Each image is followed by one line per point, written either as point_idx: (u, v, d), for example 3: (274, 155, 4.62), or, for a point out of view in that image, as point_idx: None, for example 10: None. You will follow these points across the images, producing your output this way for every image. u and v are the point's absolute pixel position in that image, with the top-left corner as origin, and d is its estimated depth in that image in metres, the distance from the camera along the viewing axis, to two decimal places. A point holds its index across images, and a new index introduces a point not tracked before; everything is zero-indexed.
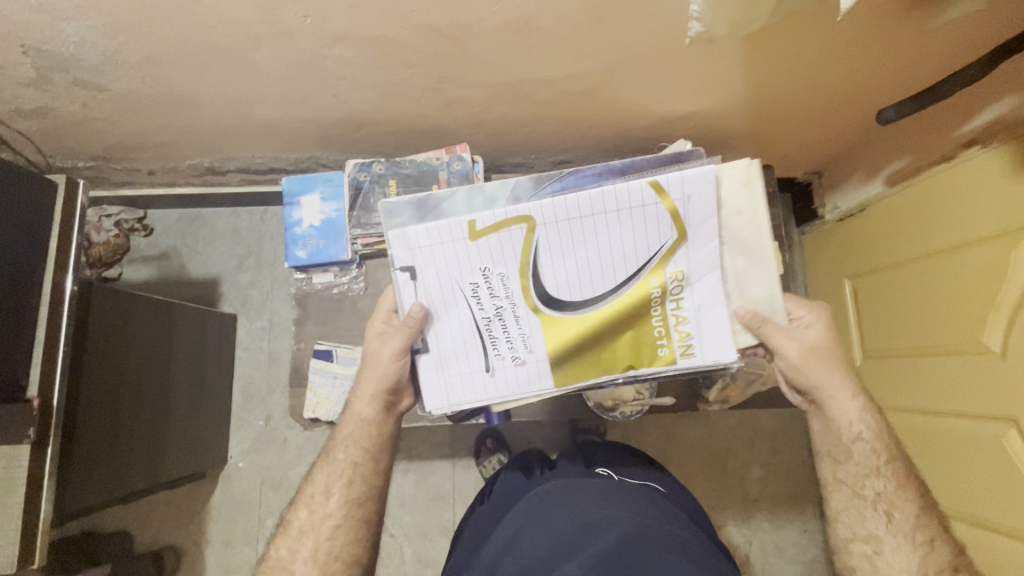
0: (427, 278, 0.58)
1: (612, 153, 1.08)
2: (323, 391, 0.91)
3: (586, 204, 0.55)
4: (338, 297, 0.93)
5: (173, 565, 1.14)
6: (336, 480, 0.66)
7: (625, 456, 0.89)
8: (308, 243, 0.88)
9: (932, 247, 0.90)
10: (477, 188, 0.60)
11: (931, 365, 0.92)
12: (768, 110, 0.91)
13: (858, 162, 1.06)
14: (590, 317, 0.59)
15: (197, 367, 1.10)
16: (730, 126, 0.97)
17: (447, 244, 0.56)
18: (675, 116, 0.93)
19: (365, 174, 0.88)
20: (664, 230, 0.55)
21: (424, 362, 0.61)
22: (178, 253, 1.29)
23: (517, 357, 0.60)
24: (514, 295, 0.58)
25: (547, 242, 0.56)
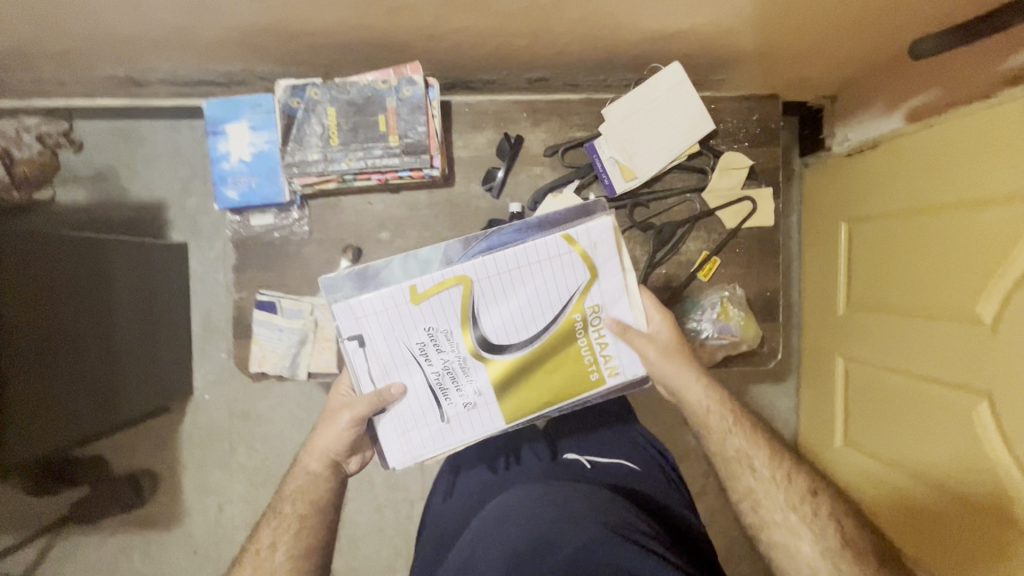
0: (374, 342, 0.66)
1: (597, 70, 0.92)
2: (270, 345, 0.81)
3: (511, 259, 0.66)
4: (278, 242, 0.83)
5: (150, 487, 1.18)
6: (283, 535, 0.69)
7: (594, 430, 0.88)
8: (239, 182, 0.78)
9: (941, 203, 0.81)
10: (412, 256, 0.68)
11: (912, 329, 0.87)
12: (789, 25, 0.76)
13: (877, 90, 0.93)
14: (524, 356, 0.69)
15: (147, 303, 1.05)
16: (738, 42, 0.82)
17: (392, 309, 0.65)
18: (670, 32, 0.78)
19: (298, 101, 0.75)
20: (579, 272, 0.68)
21: (382, 422, 0.69)
22: (115, 173, 1.16)
23: (468, 401, 0.69)
24: (459, 348, 0.68)
25: (483, 295, 0.66)
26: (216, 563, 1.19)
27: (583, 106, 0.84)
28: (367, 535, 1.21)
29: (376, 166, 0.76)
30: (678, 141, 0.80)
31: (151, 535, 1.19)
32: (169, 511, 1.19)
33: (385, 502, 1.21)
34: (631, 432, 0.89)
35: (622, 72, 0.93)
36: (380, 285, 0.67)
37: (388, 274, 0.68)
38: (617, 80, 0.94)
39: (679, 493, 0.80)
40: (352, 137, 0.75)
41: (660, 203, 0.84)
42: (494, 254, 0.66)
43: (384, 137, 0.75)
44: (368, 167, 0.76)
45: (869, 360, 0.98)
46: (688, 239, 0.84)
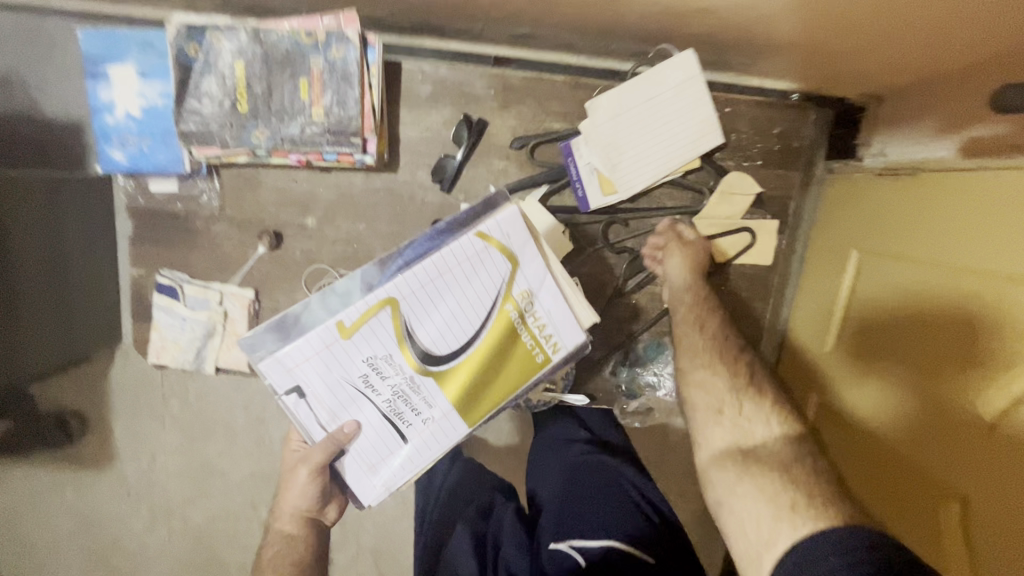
0: (314, 389, 0.55)
1: (597, 35, 0.73)
2: (171, 334, 0.73)
3: (431, 270, 0.55)
4: (183, 214, 0.74)
5: (79, 428, 1.14)
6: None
7: (570, 491, 0.75)
8: (126, 143, 0.64)
9: (966, 265, 0.66)
10: (329, 290, 0.56)
11: (891, 384, 0.77)
12: (849, 10, 0.58)
13: (931, 103, 0.77)
14: (467, 365, 0.59)
15: (50, 247, 0.94)
16: (779, 22, 0.63)
17: (323, 352, 0.54)
18: (691, 7, 0.61)
19: (195, 49, 0.59)
20: (499, 265, 0.58)
21: (347, 462, 0.60)
22: (21, 80, 0.95)
23: (426, 416, 0.59)
24: (403, 370, 0.57)
25: (414, 312, 0.56)
26: (149, 506, 1.18)
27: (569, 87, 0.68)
28: None
29: (294, 144, 0.61)
30: (675, 152, 0.78)
31: (82, 473, 1.16)
32: (100, 452, 1.15)
33: None
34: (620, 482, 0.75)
35: (628, 42, 0.74)
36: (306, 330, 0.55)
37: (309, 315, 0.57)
38: (621, 47, 0.76)
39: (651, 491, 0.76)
40: (264, 104, 0.60)
41: (637, 224, 0.87)
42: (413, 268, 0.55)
43: (306, 108, 0.60)
44: (283, 145, 0.61)
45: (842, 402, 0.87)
46: None
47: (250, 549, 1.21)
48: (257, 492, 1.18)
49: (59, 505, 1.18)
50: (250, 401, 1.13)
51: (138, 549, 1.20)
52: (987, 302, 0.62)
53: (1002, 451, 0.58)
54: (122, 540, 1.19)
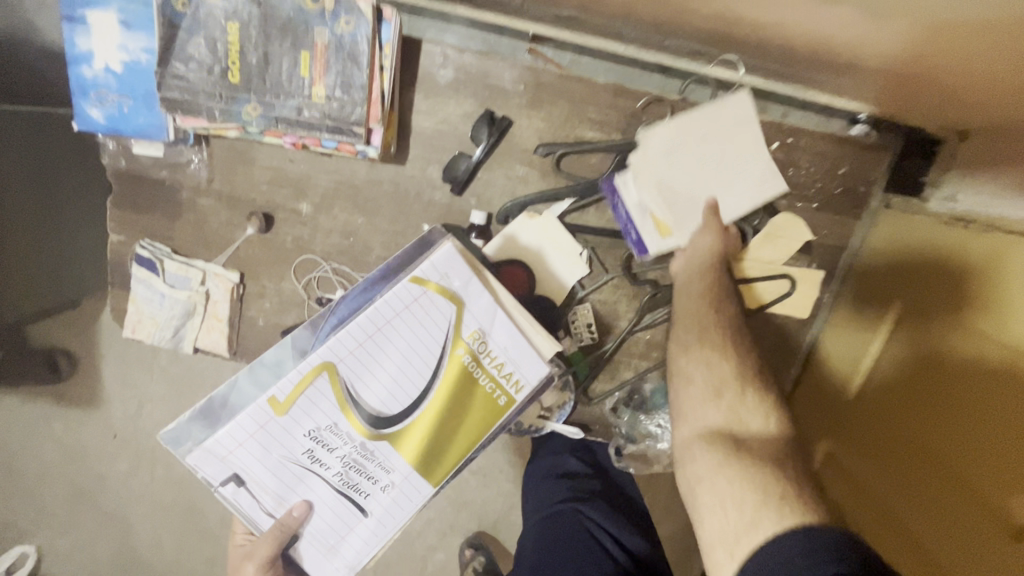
0: (255, 475, 0.52)
1: (655, 29, 0.64)
2: (148, 310, 0.70)
3: (366, 325, 0.52)
4: (168, 182, 0.70)
5: (67, 367, 1.13)
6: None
7: (541, 548, 0.73)
8: (105, 100, 0.63)
9: (993, 353, 0.60)
10: (256, 362, 0.52)
11: (893, 467, 0.73)
12: (952, 37, 0.49)
13: (999, 151, 0.69)
14: (421, 423, 0.55)
15: (41, 189, 0.88)
16: (876, 44, 0.54)
17: (259, 433, 0.50)
18: (764, 17, 0.52)
19: (184, 3, 0.58)
20: (443, 308, 0.54)
21: (303, 547, 0.55)
22: None
23: (383, 483, 0.55)
24: (352, 438, 0.53)
25: (355, 373, 0.52)
26: (135, 451, 1.19)
27: None
28: None
29: (293, 123, 0.63)
30: (744, 191, 0.72)
31: (70, 411, 1.16)
32: (86, 394, 1.14)
33: None
34: (588, 531, 0.72)
35: (689, 41, 0.65)
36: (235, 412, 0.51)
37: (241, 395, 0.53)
38: (677, 45, 0.66)
39: (622, 522, 0.75)
40: (264, 80, 0.61)
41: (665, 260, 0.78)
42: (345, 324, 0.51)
43: (305, 87, 0.62)
44: (278, 125, 0.63)
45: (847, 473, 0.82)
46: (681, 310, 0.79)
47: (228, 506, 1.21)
48: None
49: (47, 437, 1.19)
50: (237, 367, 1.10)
51: (120, 488, 1.22)
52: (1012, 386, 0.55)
53: None
54: (107, 477, 1.21)
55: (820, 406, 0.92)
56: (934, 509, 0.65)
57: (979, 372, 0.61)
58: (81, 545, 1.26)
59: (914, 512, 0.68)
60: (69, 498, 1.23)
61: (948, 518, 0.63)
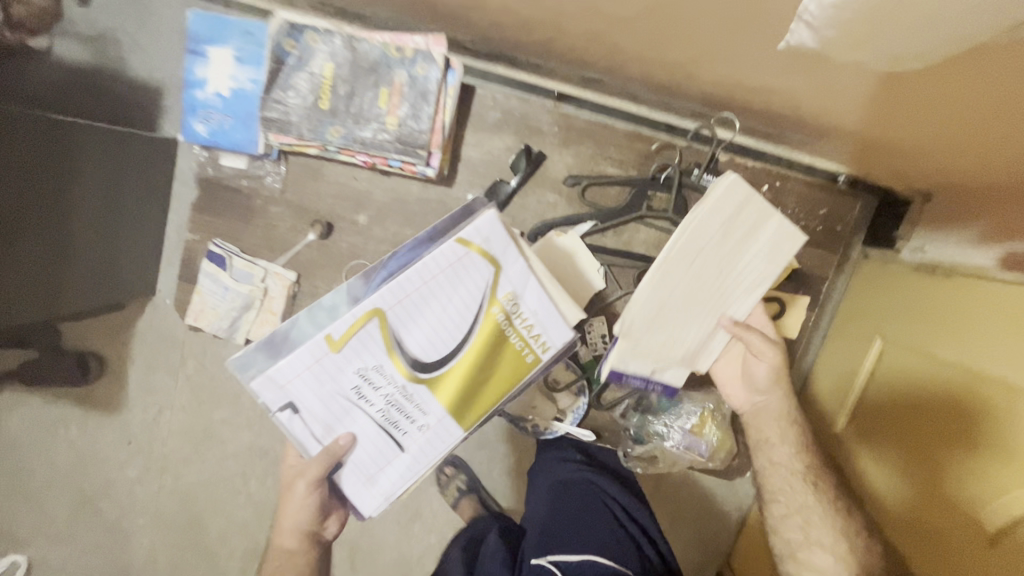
0: (307, 405, 0.57)
1: (665, 93, 0.78)
2: (212, 301, 0.78)
3: (414, 276, 0.57)
4: (245, 192, 0.79)
5: (96, 370, 1.18)
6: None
7: (553, 509, 0.79)
8: (210, 118, 0.70)
9: (966, 372, 0.71)
10: (315, 306, 0.57)
11: (900, 484, 0.80)
12: (888, 115, 0.63)
13: (952, 211, 0.83)
14: (456, 372, 0.60)
15: (113, 199, 0.98)
16: (844, 107, 0.63)
17: (314, 367, 0.55)
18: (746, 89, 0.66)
19: (292, 45, 0.66)
20: (482, 269, 0.59)
21: (344, 478, 0.61)
22: (116, 41, 1.05)
23: (420, 425, 0.61)
24: (395, 379, 0.58)
25: (401, 320, 0.57)
26: (147, 459, 1.21)
27: None
28: None
29: (367, 145, 0.68)
30: (745, 292, 0.78)
31: (89, 415, 1.20)
32: (110, 397, 1.19)
33: None
34: (601, 499, 0.80)
35: (691, 102, 0.78)
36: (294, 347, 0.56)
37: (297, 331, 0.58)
38: (684, 106, 0.80)
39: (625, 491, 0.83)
40: (346, 106, 0.67)
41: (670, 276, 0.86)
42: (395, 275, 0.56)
43: (381, 116, 0.67)
44: (354, 145, 0.68)
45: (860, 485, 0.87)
46: None
47: (232, 520, 1.22)
48: (250, 465, 1.20)
49: (63, 439, 1.22)
50: None
51: (126, 496, 1.23)
52: (985, 410, 0.67)
53: (1004, 538, 0.61)
54: (114, 485, 1.23)
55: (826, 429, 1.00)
56: (918, 519, 0.75)
57: (958, 397, 0.72)
58: (78, 555, 1.26)
59: (907, 530, 0.76)
60: (75, 504, 1.25)
61: (938, 540, 0.71)
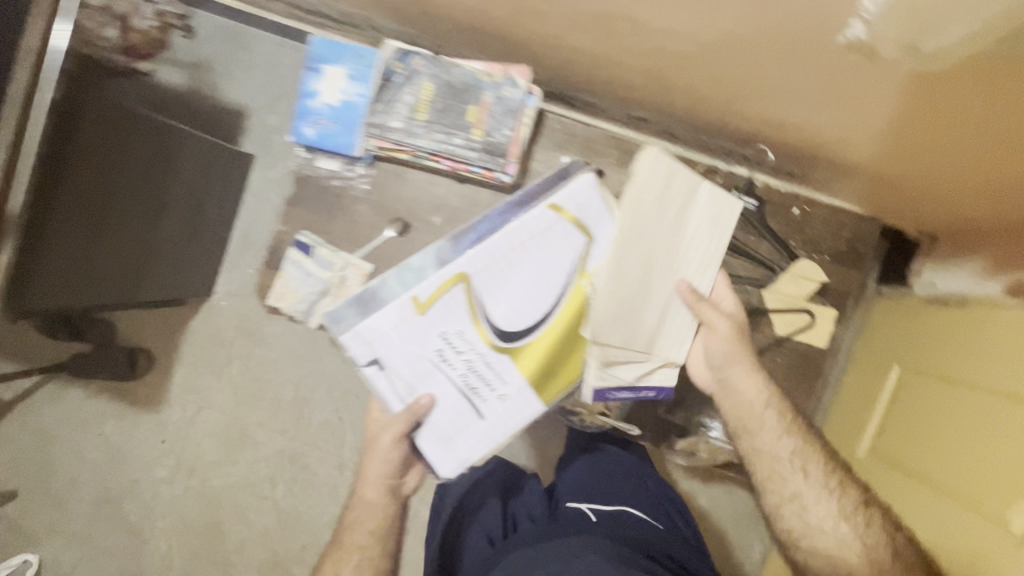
0: (393, 363, 0.65)
1: (701, 131, 0.89)
2: (293, 284, 0.83)
3: (504, 244, 0.64)
4: (334, 190, 0.84)
5: (143, 367, 1.22)
6: (346, 564, 0.79)
7: (593, 479, 0.92)
8: (319, 123, 0.78)
9: (999, 389, 0.74)
10: (404, 266, 0.64)
11: (919, 496, 0.83)
12: (911, 152, 0.70)
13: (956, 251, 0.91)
14: (536, 342, 0.68)
15: (195, 202, 1.06)
16: (868, 137, 0.71)
17: (404, 327, 0.63)
18: (783, 118, 0.75)
19: (400, 66, 0.74)
20: (574, 238, 0.67)
21: (423, 434, 0.71)
22: (211, 69, 1.18)
23: (499, 393, 0.69)
24: (477, 345, 0.66)
25: (490, 286, 0.65)
26: (177, 459, 1.23)
27: None
28: (321, 486, 1.21)
29: (452, 153, 0.75)
30: (703, 269, 0.75)
31: (128, 411, 1.23)
32: (152, 394, 1.22)
33: (348, 462, 1.20)
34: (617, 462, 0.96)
35: (722, 140, 0.88)
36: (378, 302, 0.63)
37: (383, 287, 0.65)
38: (717, 145, 0.91)
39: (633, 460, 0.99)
40: (437, 117, 0.74)
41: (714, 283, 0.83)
42: (483, 242, 0.63)
43: (469, 129, 0.74)
44: (444, 152, 0.75)
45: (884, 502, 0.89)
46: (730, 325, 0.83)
47: (253, 527, 1.22)
48: (279, 470, 1.22)
49: (96, 435, 1.24)
50: (301, 380, 1.20)
51: (149, 498, 1.24)
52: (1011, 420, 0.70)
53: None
54: (140, 484, 1.24)
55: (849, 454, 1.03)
56: (942, 527, 0.76)
57: (987, 410, 0.75)
58: (92, 556, 1.24)
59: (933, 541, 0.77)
60: (96, 504, 1.24)
61: (963, 547, 0.72)
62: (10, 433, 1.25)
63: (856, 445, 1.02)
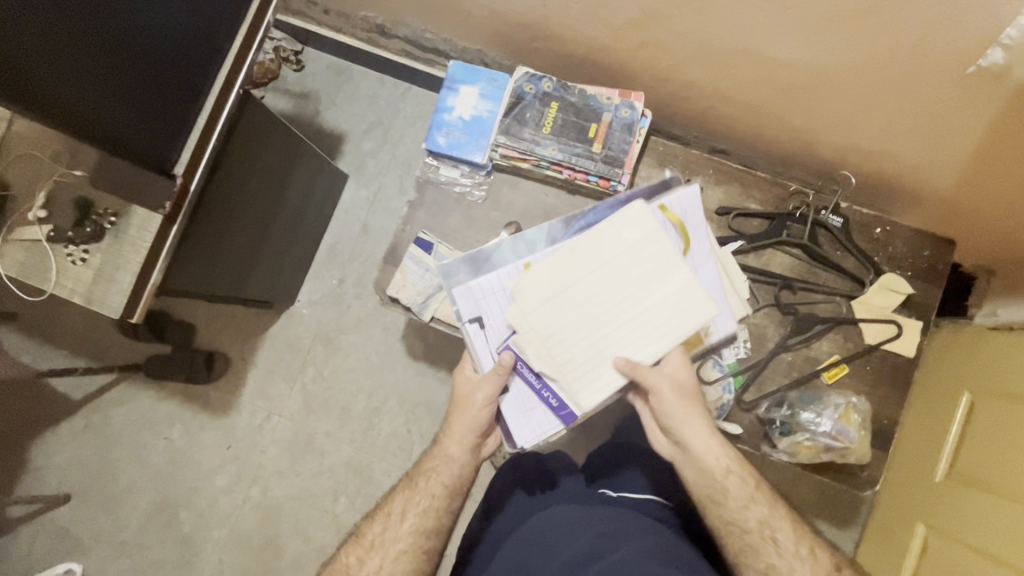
0: (491, 322, 0.71)
1: (781, 162, 0.94)
2: (411, 278, 0.88)
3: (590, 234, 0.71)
4: (454, 197, 0.91)
5: (217, 371, 1.24)
6: (413, 506, 0.72)
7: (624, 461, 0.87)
8: (450, 133, 0.87)
9: None
10: (521, 237, 0.76)
11: (1008, 514, 0.79)
12: (975, 197, 0.79)
13: (1015, 283, 0.98)
14: None
15: (301, 210, 1.13)
16: (935, 177, 0.80)
17: (506, 290, 0.71)
18: (856, 159, 0.84)
19: (531, 87, 0.85)
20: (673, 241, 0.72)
21: (506, 401, 0.73)
22: (317, 98, 1.30)
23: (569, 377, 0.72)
24: None
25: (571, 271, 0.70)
26: (240, 466, 1.22)
27: (766, 184, 0.91)
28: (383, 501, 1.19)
29: (573, 162, 0.84)
30: (652, 339, 0.67)
31: (197, 415, 1.24)
32: (223, 399, 1.24)
33: None
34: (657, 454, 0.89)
35: (801, 172, 0.94)
36: (491, 267, 0.76)
37: (499, 257, 0.77)
38: (790, 176, 0.95)
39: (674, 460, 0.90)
40: (562, 131, 0.84)
41: (808, 294, 0.88)
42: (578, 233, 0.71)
43: (589, 142, 0.84)
44: (566, 161, 0.84)
45: (959, 516, 0.89)
46: (823, 337, 0.87)
47: (309, 541, 1.19)
48: (343, 483, 1.20)
49: (161, 439, 1.24)
50: (374, 391, 1.22)
51: (207, 506, 1.21)
52: None
53: None
54: (199, 491, 1.22)
55: (917, 476, 1.03)
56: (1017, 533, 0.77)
57: None
58: (138, 568, 1.20)
59: (1008, 546, 0.77)
60: (151, 511, 1.22)
61: None
62: (74, 434, 1.25)
63: (932, 471, 0.99)
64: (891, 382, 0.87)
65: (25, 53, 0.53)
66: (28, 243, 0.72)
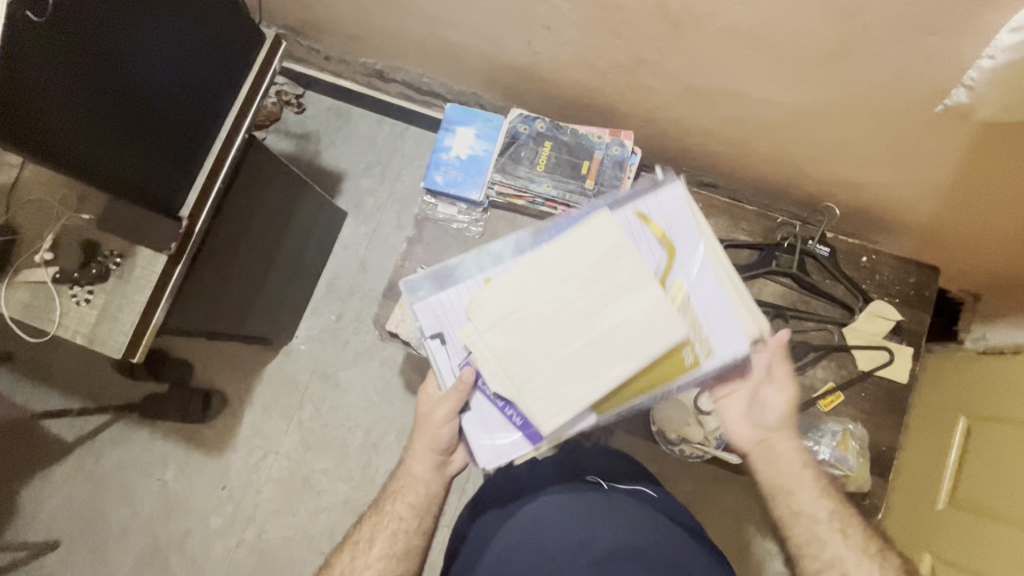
0: (454, 339, 0.63)
1: (768, 195, 0.97)
2: (410, 312, 0.89)
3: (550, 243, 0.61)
4: (452, 233, 0.93)
5: (213, 410, 1.23)
6: (381, 531, 0.71)
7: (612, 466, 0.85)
8: (448, 172, 0.90)
9: None
10: (484, 248, 0.62)
11: (1006, 539, 0.80)
12: (951, 224, 0.83)
13: (999, 307, 1.00)
14: None
15: (301, 247, 1.15)
16: (911, 206, 0.84)
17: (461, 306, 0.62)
18: (837, 190, 0.88)
19: (525, 128, 0.89)
20: (656, 250, 0.59)
21: (468, 420, 0.66)
22: (317, 139, 1.34)
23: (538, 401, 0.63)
24: None
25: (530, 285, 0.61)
26: (234, 506, 1.20)
27: (753, 217, 0.93)
28: None
29: (567, 198, 0.87)
30: (612, 360, 0.57)
31: (191, 454, 1.22)
32: (218, 438, 1.22)
33: None
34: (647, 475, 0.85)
35: (788, 205, 0.97)
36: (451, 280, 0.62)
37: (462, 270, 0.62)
38: (778, 208, 0.98)
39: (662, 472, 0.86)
40: (555, 168, 0.87)
41: (800, 322, 0.90)
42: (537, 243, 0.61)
43: (581, 179, 0.87)
44: (560, 197, 0.87)
45: (961, 539, 0.89)
46: (817, 364, 0.88)
47: None
48: (340, 521, 1.18)
49: (154, 481, 1.22)
50: (372, 426, 1.22)
51: (200, 550, 1.18)
52: None
53: None
54: (191, 534, 1.19)
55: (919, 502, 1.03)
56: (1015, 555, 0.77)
57: None
58: None
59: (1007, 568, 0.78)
60: (142, 556, 1.19)
61: None
62: (66, 477, 1.23)
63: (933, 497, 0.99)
64: (886, 407, 0.88)
65: (54, 111, 0.56)
66: (33, 284, 0.73)
